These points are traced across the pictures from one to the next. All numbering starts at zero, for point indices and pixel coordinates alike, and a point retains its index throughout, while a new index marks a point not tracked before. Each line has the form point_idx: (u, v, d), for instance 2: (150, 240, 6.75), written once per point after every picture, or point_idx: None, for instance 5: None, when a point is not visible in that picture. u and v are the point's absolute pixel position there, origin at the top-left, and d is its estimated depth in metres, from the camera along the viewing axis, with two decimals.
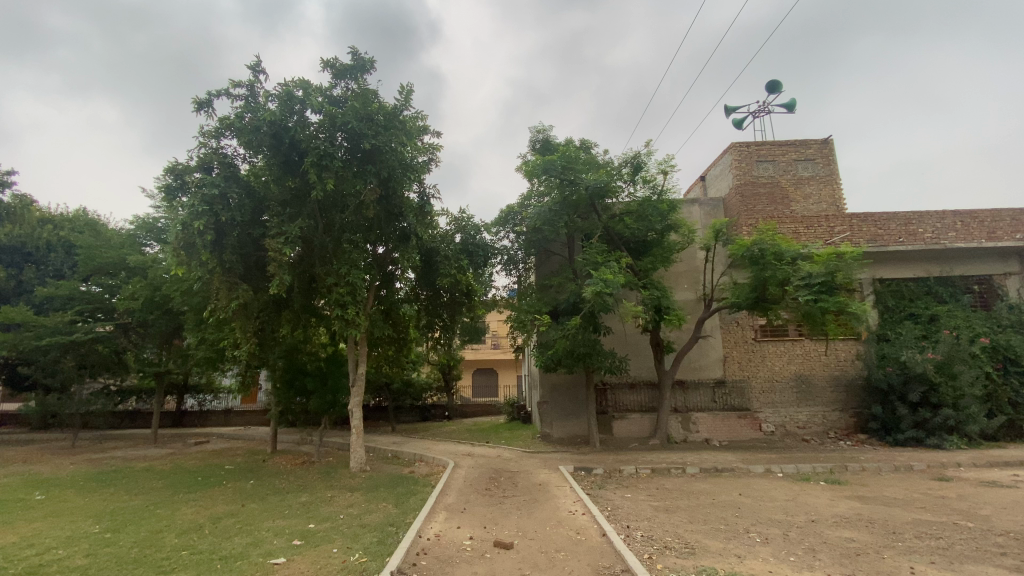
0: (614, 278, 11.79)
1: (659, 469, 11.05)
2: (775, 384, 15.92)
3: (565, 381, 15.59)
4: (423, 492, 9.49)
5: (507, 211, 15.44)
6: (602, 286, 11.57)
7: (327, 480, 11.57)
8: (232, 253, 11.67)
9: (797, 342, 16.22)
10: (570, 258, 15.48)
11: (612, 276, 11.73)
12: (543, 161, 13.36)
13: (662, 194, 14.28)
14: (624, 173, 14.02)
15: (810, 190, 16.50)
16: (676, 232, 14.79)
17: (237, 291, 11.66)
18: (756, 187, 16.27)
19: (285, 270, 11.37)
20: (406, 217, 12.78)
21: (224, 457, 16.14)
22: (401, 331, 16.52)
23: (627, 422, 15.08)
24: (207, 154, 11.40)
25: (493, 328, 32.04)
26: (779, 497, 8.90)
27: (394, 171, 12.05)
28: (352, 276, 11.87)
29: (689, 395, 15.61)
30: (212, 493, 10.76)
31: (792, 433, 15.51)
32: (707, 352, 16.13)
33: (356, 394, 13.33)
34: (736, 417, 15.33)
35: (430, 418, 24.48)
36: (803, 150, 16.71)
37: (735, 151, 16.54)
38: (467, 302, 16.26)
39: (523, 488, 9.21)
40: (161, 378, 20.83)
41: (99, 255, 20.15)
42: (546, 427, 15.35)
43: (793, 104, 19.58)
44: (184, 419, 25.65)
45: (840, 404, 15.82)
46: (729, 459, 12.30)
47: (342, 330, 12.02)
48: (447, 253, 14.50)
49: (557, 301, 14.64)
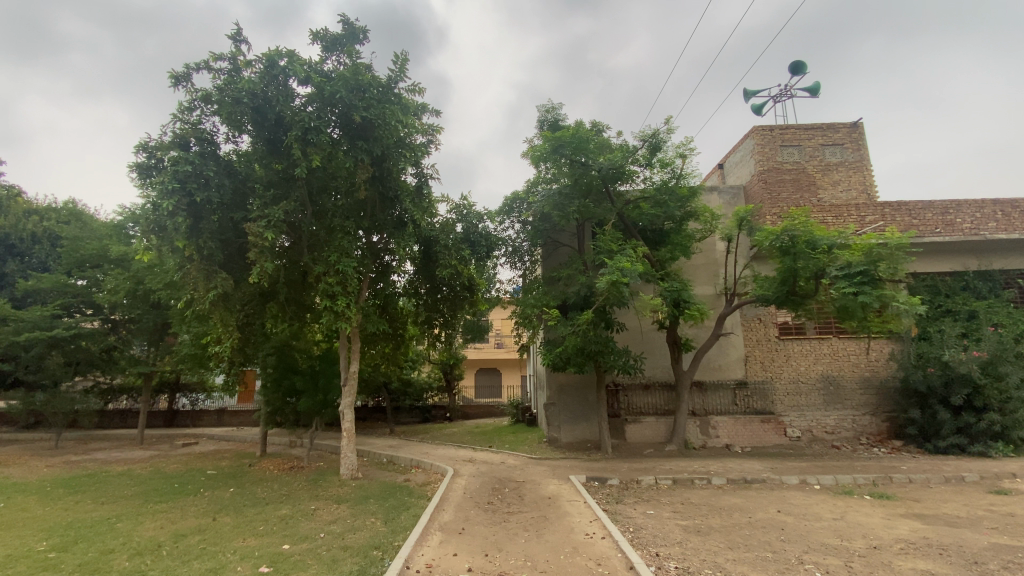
0: (631, 267, 10.63)
1: (681, 480, 9.90)
2: (800, 386, 14.76)
3: (574, 382, 14.48)
4: (417, 505, 8.40)
5: (512, 198, 14.43)
6: (618, 275, 10.39)
7: (313, 489, 10.49)
8: (210, 239, 10.60)
9: (824, 341, 15.06)
10: (580, 249, 14.36)
11: (629, 264, 10.56)
12: (553, 139, 12.22)
13: (680, 178, 13.16)
14: (640, 155, 12.88)
15: (839, 176, 15.25)
16: (696, 221, 13.67)
17: (216, 280, 10.58)
18: (780, 174, 15.14)
19: (267, 256, 10.27)
20: (403, 200, 11.72)
21: (208, 461, 15.11)
22: (398, 326, 15.71)
23: (641, 426, 13.93)
24: (184, 129, 10.40)
25: (497, 327, 31.00)
26: (824, 516, 7.73)
27: (389, 147, 10.99)
28: (342, 264, 10.82)
29: (708, 398, 14.46)
30: (184, 504, 9.69)
31: (820, 439, 14.32)
32: (727, 351, 14.98)
33: (347, 394, 12.21)
34: (760, 421, 14.16)
35: (430, 419, 23.43)
36: (830, 134, 15.51)
37: (758, 135, 15.40)
38: (468, 296, 15.18)
39: (531, 502, 8.09)
40: (149, 377, 19.88)
41: (82, 247, 19.34)
42: (553, 431, 14.21)
43: (816, 88, 18.41)
44: (176, 419, 24.76)
45: (872, 407, 14.62)
46: (757, 468, 11.10)
47: (331, 324, 10.91)
48: (448, 243, 13.43)
49: (565, 295, 13.52)
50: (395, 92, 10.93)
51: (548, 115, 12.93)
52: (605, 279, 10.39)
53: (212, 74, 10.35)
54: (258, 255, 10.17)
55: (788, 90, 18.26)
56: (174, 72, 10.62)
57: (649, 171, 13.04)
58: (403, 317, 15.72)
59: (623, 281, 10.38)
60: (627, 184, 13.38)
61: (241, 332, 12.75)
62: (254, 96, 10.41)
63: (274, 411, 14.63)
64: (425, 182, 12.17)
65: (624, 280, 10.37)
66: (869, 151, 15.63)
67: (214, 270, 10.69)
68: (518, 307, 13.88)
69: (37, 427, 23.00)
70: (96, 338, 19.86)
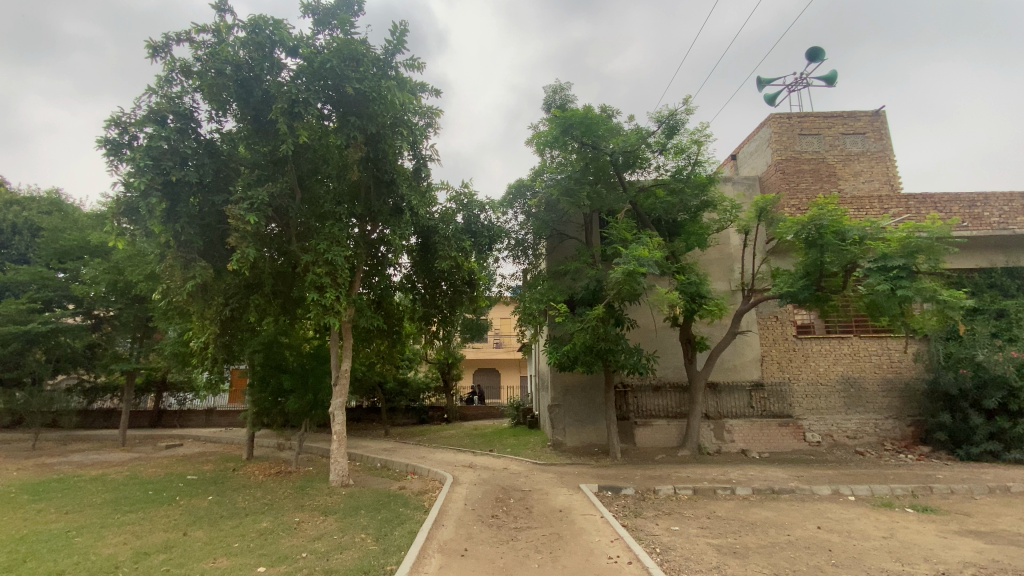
0: (649, 257, 9.80)
1: (702, 490, 9.06)
2: (819, 388, 13.95)
3: (580, 382, 13.63)
4: (413, 519, 7.50)
5: (516, 186, 13.57)
6: (634, 265, 9.58)
7: (299, 497, 9.59)
8: (188, 223, 9.70)
9: (844, 340, 14.27)
10: (587, 242, 13.51)
11: (646, 253, 9.74)
12: (562, 119, 11.37)
13: (696, 166, 12.34)
14: (655, 139, 12.06)
15: (860, 167, 14.45)
16: (712, 211, 12.84)
17: (193, 269, 9.63)
18: (798, 163, 14.33)
19: (249, 243, 9.38)
20: (399, 185, 10.85)
21: (189, 464, 14.17)
22: (393, 323, 14.84)
23: (652, 430, 13.08)
24: (161, 103, 9.52)
25: (496, 325, 30.12)
26: (872, 535, 6.90)
27: (384, 125, 10.15)
28: (333, 254, 9.94)
29: (723, 400, 13.63)
30: (156, 516, 8.77)
31: (841, 444, 13.51)
32: (742, 351, 14.15)
33: (338, 394, 11.30)
34: (777, 425, 13.34)
35: (427, 421, 22.52)
36: (851, 122, 14.72)
37: (776, 123, 14.58)
38: (468, 292, 14.33)
39: (540, 517, 7.24)
40: (132, 375, 18.91)
41: (63, 237, 18.44)
42: (558, 434, 13.34)
43: (833, 77, 17.59)
44: (162, 419, 23.80)
45: (895, 411, 13.85)
46: (781, 477, 10.28)
47: (319, 318, 9.96)
48: (447, 234, 12.56)
49: (573, 290, 12.67)
50: (391, 66, 10.10)
51: (556, 96, 12.10)
52: (620, 269, 9.57)
53: (191, 43, 9.48)
54: (240, 241, 9.28)
55: (803, 78, 17.47)
56: (151, 41, 9.74)
57: (664, 157, 12.22)
58: (399, 314, 14.85)
59: (639, 271, 9.56)
60: (639, 172, 12.56)
61: (224, 326, 11.81)
62: (238, 68, 9.55)
63: (260, 411, 13.70)
64: (424, 166, 11.32)
65: (640, 271, 9.55)
66: (892, 141, 14.85)
67: (193, 258, 9.76)
68: (521, 302, 13.05)
69: (15, 427, 21.97)
70: (76, 334, 18.86)
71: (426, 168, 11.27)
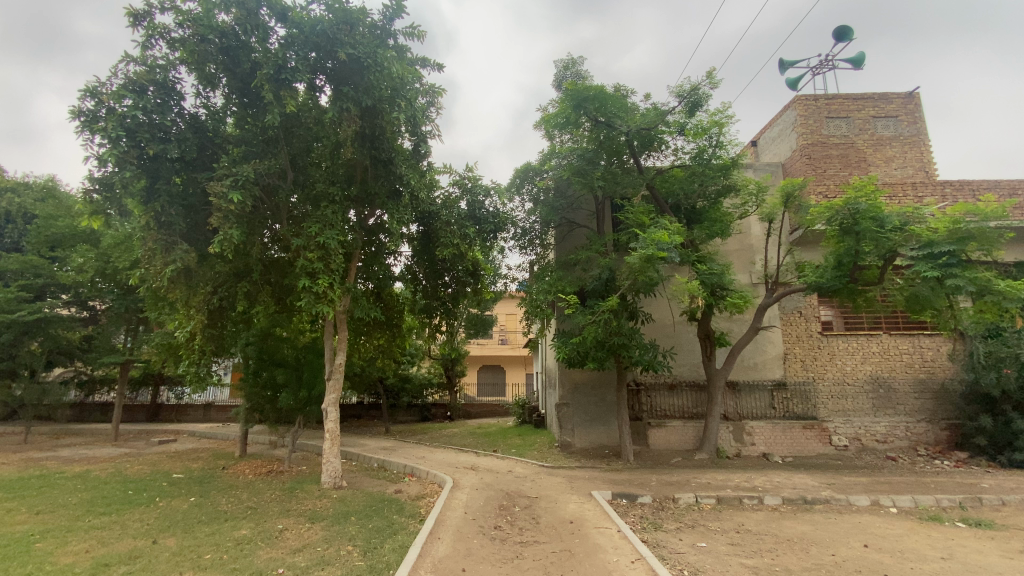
0: (670, 240, 9.05)
1: (726, 498, 8.21)
2: (846, 388, 13.06)
3: (590, 379, 12.83)
4: (407, 530, 6.71)
5: (523, 170, 12.78)
6: (654, 249, 8.85)
7: (286, 500, 8.84)
8: (168, 202, 8.91)
9: (873, 338, 13.37)
10: (599, 230, 12.67)
11: (667, 238, 8.96)
12: (576, 94, 10.56)
13: (719, 148, 11.50)
14: (674, 118, 11.23)
15: (892, 152, 13.51)
16: (733, 197, 12.00)
17: (174, 253, 8.82)
18: (826, 148, 13.41)
19: (234, 224, 8.59)
20: (398, 165, 10.05)
21: (178, 462, 13.49)
22: (393, 315, 14.09)
23: (666, 431, 12.25)
24: (140, 72, 8.72)
25: (501, 321, 29.37)
26: (929, 556, 6.04)
27: (382, 98, 9.36)
28: (326, 237, 9.15)
29: (742, 400, 12.77)
30: (128, 521, 8.03)
31: (869, 448, 12.61)
32: (764, 348, 13.26)
33: (331, 389, 10.50)
34: (801, 428, 12.44)
35: (429, 418, 21.79)
36: (882, 105, 13.78)
37: (801, 105, 13.67)
38: (472, 284, 13.55)
39: (549, 529, 6.44)
40: (125, 367, 18.32)
41: (54, 224, 17.84)
42: (566, 435, 12.52)
43: (860, 59, 16.59)
44: (160, 413, 23.32)
45: (928, 414, 12.96)
46: (811, 485, 9.41)
47: (310, 307, 9.11)
48: (450, 219, 11.76)
49: (584, 280, 11.84)
50: (390, 34, 9.33)
51: (568, 72, 11.35)
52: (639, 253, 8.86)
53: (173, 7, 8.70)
54: (224, 222, 8.48)
55: (829, 61, 16.52)
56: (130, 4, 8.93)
57: (683, 138, 11.39)
58: (399, 306, 14.11)
59: (659, 255, 8.82)
60: (655, 155, 11.74)
61: (210, 316, 11.05)
62: (223, 35, 8.75)
63: (253, 407, 13.02)
64: (424, 144, 10.51)
65: (659, 255, 8.80)
66: (926, 125, 13.89)
67: (174, 240, 8.97)
68: (528, 294, 12.28)
69: (9, 419, 21.51)
70: (68, 325, 18.28)
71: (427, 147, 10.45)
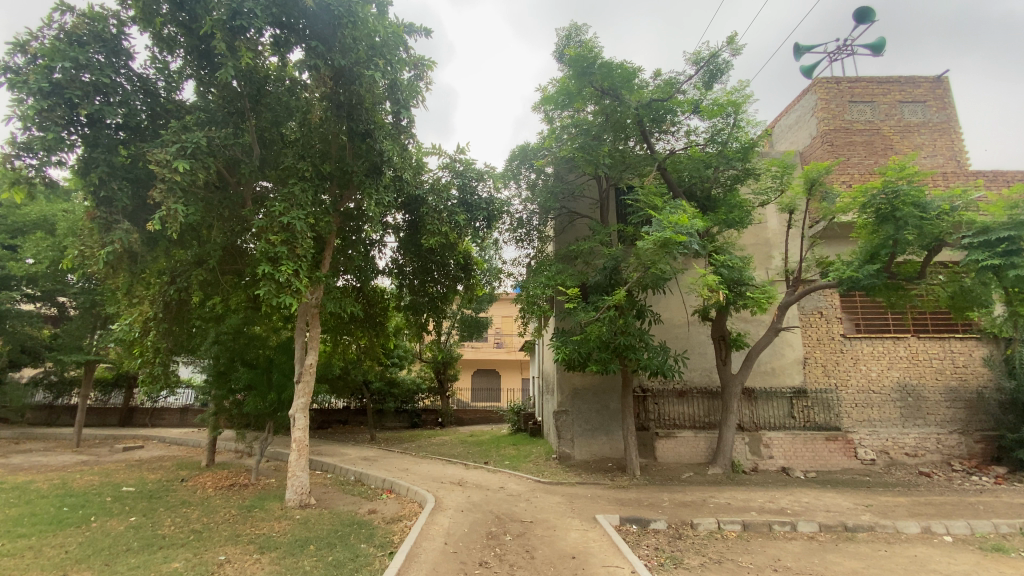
0: (690, 223, 8.03)
1: (753, 524, 7.00)
2: (870, 397, 11.92)
3: (591, 384, 11.65)
4: (372, 568, 5.47)
5: (520, 152, 11.72)
6: (670, 232, 7.82)
7: (239, 523, 7.58)
8: (106, 173, 7.72)
9: (901, 341, 12.25)
10: (603, 220, 11.53)
11: (686, 220, 8.00)
12: (580, 61, 9.45)
13: (737, 128, 10.39)
14: (688, 93, 10.16)
15: (922, 140, 12.44)
16: (752, 183, 10.88)
17: (112, 232, 7.60)
18: (850, 134, 12.32)
19: (181, 200, 7.40)
20: (378, 138, 8.90)
21: (136, 472, 12.19)
22: (376, 311, 12.90)
23: (675, 442, 11.05)
24: (78, 24, 7.58)
25: (495, 324, 28.11)
26: None
27: (359, 58, 8.24)
28: (292, 216, 7.94)
29: (758, 409, 11.63)
30: (45, 547, 6.75)
31: (898, 463, 11.45)
32: (782, 352, 12.10)
33: (299, 394, 9.22)
34: (824, 440, 11.26)
35: (419, 425, 20.46)
36: (909, 89, 12.77)
37: (822, 88, 12.60)
38: (463, 279, 12.39)
39: (547, 568, 5.22)
40: (89, 367, 17.00)
41: (16, 212, 16.58)
42: (564, 446, 11.32)
43: (880, 44, 15.56)
44: (133, 418, 21.93)
45: (961, 424, 11.82)
46: (845, 508, 8.21)
47: (272, 297, 7.84)
48: (438, 205, 10.59)
49: (586, 274, 10.67)
50: None
51: (571, 42, 10.12)
52: (653, 237, 7.87)
53: None
54: (167, 195, 7.26)
55: (847, 46, 15.51)
56: None
57: (698, 117, 10.30)
58: (383, 302, 12.92)
59: (675, 239, 7.81)
60: (666, 136, 10.62)
61: (165, 310, 9.84)
62: None
63: (219, 412, 11.82)
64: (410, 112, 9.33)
65: (676, 239, 7.79)
66: (956, 111, 12.85)
67: (114, 219, 7.75)
68: (523, 290, 11.14)
69: None
70: (29, 320, 16.97)
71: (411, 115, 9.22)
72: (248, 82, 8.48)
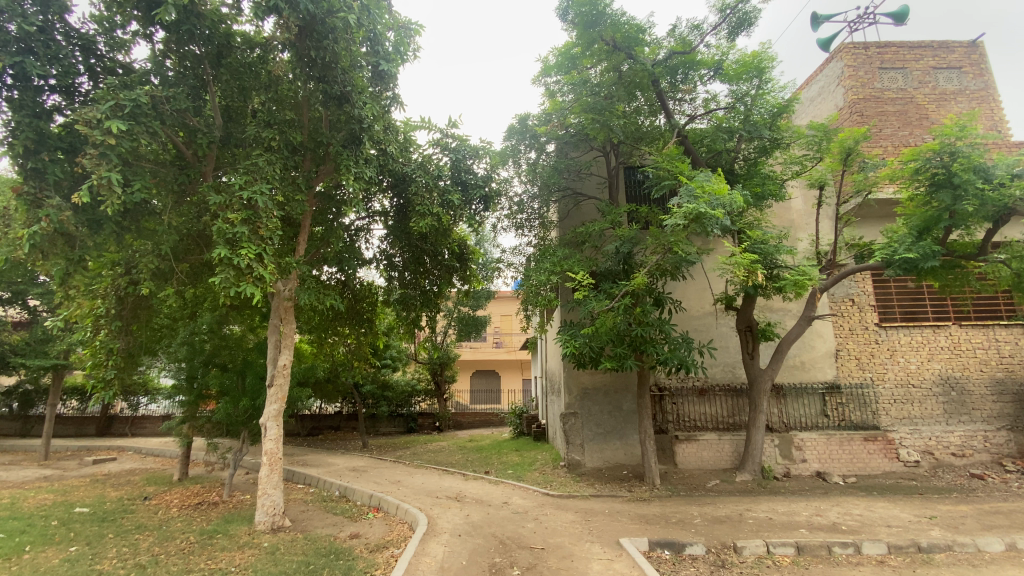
0: (726, 195, 6.93)
1: (809, 547, 5.86)
2: (910, 392, 10.80)
3: (602, 382, 10.49)
4: None
5: (521, 122, 10.50)
6: (704, 204, 6.69)
7: (195, 554, 6.38)
8: (32, 140, 6.52)
9: (941, 330, 11.13)
10: (613, 199, 10.36)
11: (723, 191, 6.90)
12: (584, 16, 8.39)
13: (765, 91, 9.26)
14: (707, 53, 9.12)
15: (959, 108, 11.33)
16: (781, 155, 9.73)
17: (39, 209, 6.38)
18: (881, 104, 11.23)
19: (118, 168, 6.20)
20: (354, 102, 7.71)
21: (97, 490, 10.94)
22: (363, 306, 11.73)
23: (697, 447, 9.88)
24: None
25: (495, 323, 26.95)
26: None
27: (332, 7, 7.15)
28: (253, 191, 6.76)
29: (788, 408, 10.50)
30: None
31: (944, 464, 10.31)
32: (811, 344, 10.96)
33: (271, 400, 7.99)
34: (863, 441, 10.11)
35: (415, 430, 19.26)
36: (943, 54, 11.68)
37: (849, 54, 11.48)
38: (459, 270, 11.20)
39: None
40: (58, 376, 15.67)
41: None
42: (574, 452, 10.15)
43: (903, 13, 14.47)
44: (111, 427, 20.69)
45: (1010, 420, 10.72)
46: (907, 523, 7.06)
47: (230, 287, 6.63)
48: (426, 184, 9.41)
49: (595, 259, 9.49)
50: None
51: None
52: (683, 210, 6.76)
53: None
54: (99, 162, 6.06)
55: (868, 15, 14.43)
56: None
57: (717, 82, 9.24)
58: (369, 297, 11.74)
59: (710, 211, 6.69)
60: (679, 104, 9.55)
61: (119, 305, 8.64)
62: None
63: (187, 420, 10.61)
64: (392, 66, 8.19)
65: (711, 210, 6.67)
66: (994, 79, 11.74)
67: (44, 195, 6.55)
68: (525, 278, 9.96)
69: None
70: None
71: (392, 68, 8.12)
72: (207, 43, 7.43)
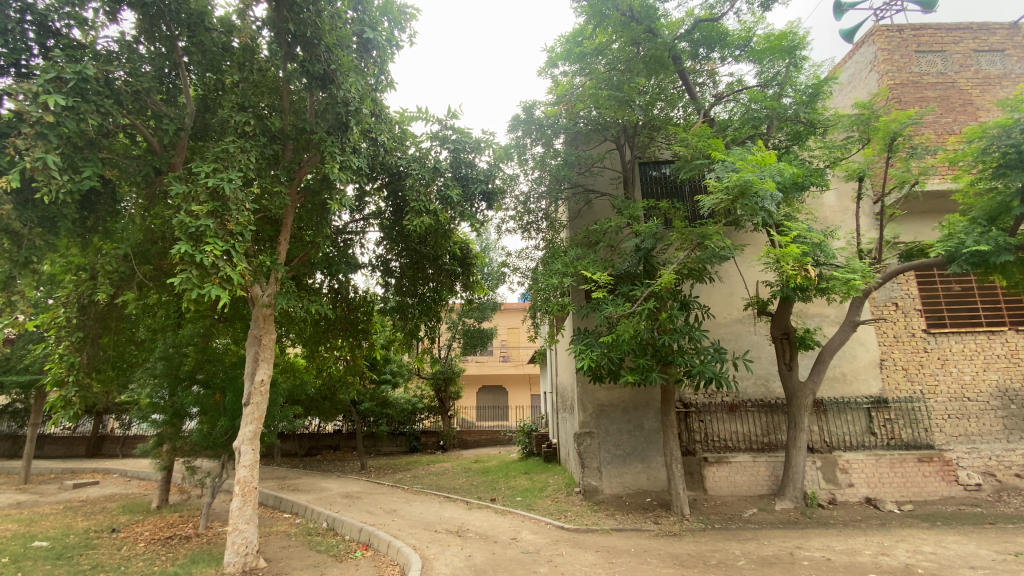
0: (772, 165, 6.40)
1: None
2: (965, 406, 9.62)
3: (619, 398, 9.42)
4: None
5: (527, 109, 9.61)
6: (750, 177, 6.04)
7: None
8: None
9: (996, 336, 10.00)
10: (630, 195, 9.41)
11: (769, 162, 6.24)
12: None
13: (798, 71, 8.47)
14: (733, 29, 8.45)
15: (1006, 92, 10.33)
16: (816, 141, 8.77)
17: None
18: (920, 89, 10.29)
19: (58, 151, 5.45)
20: (340, 80, 6.91)
21: (64, 520, 9.94)
22: (357, 316, 10.77)
23: (729, 470, 8.77)
24: None
25: (502, 336, 25.84)
26: None
27: None
28: (218, 179, 5.89)
29: (829, 425, 9.37)
30: None
31: (1011, 489, 9.07)
32: (852, 353, 9.87)
33: (245, 420, 6.97)
34: (916, 462, 8.94)
35: (418, 449, 18.16)
36: (984, 36, 10.72)
37: (883, 37, 10.58)
38: (461, 276, 10.25)
39: None
40: (40, 395, 14.77)
41: None
42: (590, 477, 9.07)
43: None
44: (101, 446, 19.85)
45: None
46: (992, 563, 5.90)
47: (195, 288, 5.69)
48: (422, 178, 8.50)
49: (611, 260, 8.47)
50: None
51: None
52: (726, 183, 6.13)
53: None
54: (36, 143, 5.32)
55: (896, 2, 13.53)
56: None
57: (745, 61, 8.58)
58: (365, 306, 10.80)
59: (756, 186, 6.00)
60: (700, 86, 9.00)
61: (82, 314, 7.63)
62: None
63: (164, 442, 9.65)
64: (379, 34, 7.35)
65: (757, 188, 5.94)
66: None
67: None
68: (533, 283, 8.98)
69: None
70: None
71: (378, 37, 7.26)
72: (180, 24, 6.61)
